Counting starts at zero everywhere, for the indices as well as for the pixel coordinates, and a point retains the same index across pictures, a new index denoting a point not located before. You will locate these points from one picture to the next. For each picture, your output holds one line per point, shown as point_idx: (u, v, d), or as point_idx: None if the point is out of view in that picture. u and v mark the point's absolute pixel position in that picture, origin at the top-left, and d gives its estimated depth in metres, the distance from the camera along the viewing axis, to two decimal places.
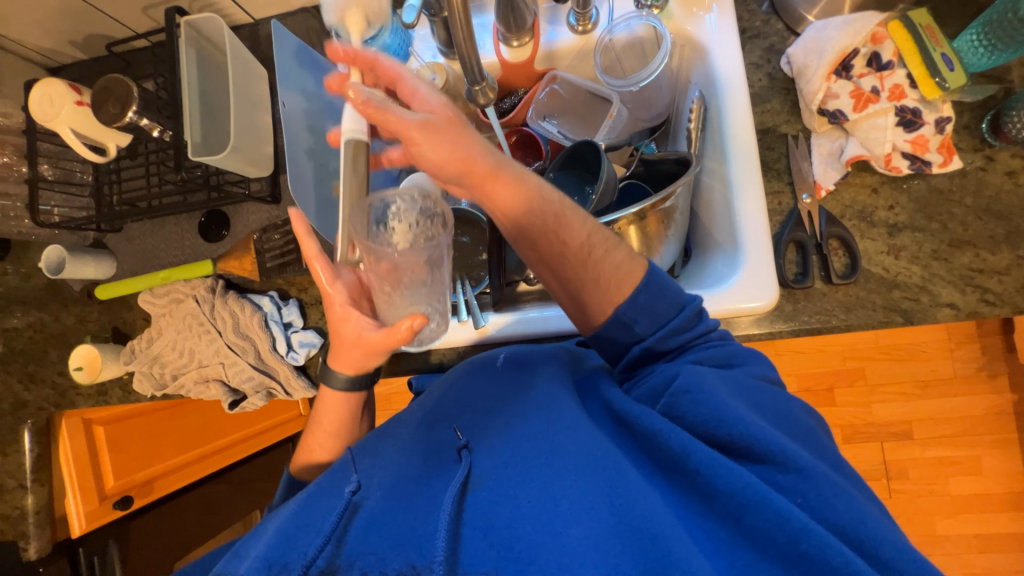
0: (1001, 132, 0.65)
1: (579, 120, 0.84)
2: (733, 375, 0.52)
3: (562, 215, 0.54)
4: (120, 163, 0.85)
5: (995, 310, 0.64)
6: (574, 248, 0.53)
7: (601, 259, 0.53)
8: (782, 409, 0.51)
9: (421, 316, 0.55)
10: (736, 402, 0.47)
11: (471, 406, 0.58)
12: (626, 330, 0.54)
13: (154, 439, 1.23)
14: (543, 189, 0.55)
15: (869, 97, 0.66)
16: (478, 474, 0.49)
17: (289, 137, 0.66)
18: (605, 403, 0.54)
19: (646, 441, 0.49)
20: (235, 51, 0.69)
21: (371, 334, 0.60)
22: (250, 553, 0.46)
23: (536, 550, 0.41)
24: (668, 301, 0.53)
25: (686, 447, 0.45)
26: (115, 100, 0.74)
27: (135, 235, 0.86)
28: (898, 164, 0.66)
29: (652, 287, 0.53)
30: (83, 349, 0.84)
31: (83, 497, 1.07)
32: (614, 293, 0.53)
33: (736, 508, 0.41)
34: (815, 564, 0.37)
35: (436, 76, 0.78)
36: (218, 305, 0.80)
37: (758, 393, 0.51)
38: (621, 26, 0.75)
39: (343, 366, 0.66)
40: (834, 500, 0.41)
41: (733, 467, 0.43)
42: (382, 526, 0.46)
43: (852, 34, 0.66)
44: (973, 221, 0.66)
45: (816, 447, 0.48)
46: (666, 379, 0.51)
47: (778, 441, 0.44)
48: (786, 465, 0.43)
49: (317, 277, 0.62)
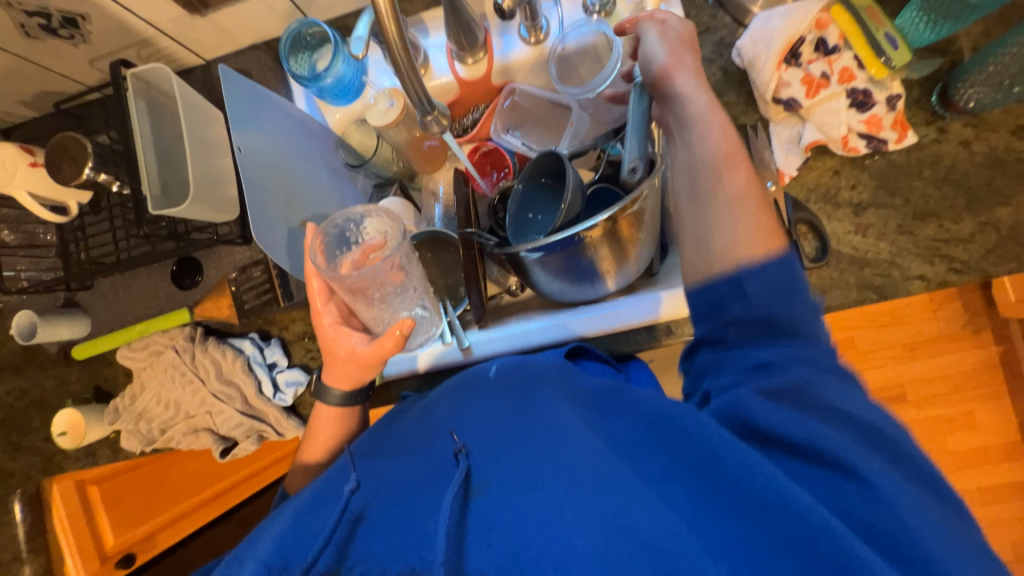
0: (950, 103, 0.66)
1: (541, 129, 0.87)
2: (798, 343, 0.46)
3: (733, 162, 0.54)
4: (83, 219, 0.83)
5: (965, 278, 0.66)
6: (731, 193, 0.52)
7: (753, 212, 0.51)
8: (843, 384, 0.44)
9: (410, 322, 0.60)
10: (791, 368, 0.44)
11: (476, 416, 0.56)
12: (736, 292, 0.48)
13: (151, 492, 1.18)
14: (727, 137, 0.55)
15: (820, 83, 0.67)
16: (480, 480, 0.48)
17: (247, 180, 0.66)
18: (628, 402, 0.52)
19: (675, 443, 0.45)
20: (184, 97, 0.68)
21: (363, 347, 0.63)
22: (250, 561, 0.48)
23: (540, 555, 0.41)
24: (798, 289, 0.47)
25: (722, 447, 0.42)
26: (70, 158, 0.74)
27: (108, 290, 0.85)
28: (855, 144, 0.67)
29: (786, 266, 0.48)
30: (65, 414, 0.82)
31: (83, 561, 1.07)
32: (758, 243, 0.49)
33: (757, 506, 0.39)
34: (832, 562, 0.36)
35: (394, 101, 0.77)
36: (199, 354, 0.80)
37: (819, 360, 0.45)
38: (573, 35, 0.76)
39: (340, 382, 0.66)
40: (854, 493, 0.39)
41: (766, 468, 0.40)
42: (384, 531, 0.48)
43: (796, 24, 0.67)
44: (933, 192, 0.68)
45: (871, 437, 0.42)
46: (721, 350, 0.49)
47: (813, 431, 0.41)
48: (825, 461, 0.41)
49: (312, 293, 0.66)
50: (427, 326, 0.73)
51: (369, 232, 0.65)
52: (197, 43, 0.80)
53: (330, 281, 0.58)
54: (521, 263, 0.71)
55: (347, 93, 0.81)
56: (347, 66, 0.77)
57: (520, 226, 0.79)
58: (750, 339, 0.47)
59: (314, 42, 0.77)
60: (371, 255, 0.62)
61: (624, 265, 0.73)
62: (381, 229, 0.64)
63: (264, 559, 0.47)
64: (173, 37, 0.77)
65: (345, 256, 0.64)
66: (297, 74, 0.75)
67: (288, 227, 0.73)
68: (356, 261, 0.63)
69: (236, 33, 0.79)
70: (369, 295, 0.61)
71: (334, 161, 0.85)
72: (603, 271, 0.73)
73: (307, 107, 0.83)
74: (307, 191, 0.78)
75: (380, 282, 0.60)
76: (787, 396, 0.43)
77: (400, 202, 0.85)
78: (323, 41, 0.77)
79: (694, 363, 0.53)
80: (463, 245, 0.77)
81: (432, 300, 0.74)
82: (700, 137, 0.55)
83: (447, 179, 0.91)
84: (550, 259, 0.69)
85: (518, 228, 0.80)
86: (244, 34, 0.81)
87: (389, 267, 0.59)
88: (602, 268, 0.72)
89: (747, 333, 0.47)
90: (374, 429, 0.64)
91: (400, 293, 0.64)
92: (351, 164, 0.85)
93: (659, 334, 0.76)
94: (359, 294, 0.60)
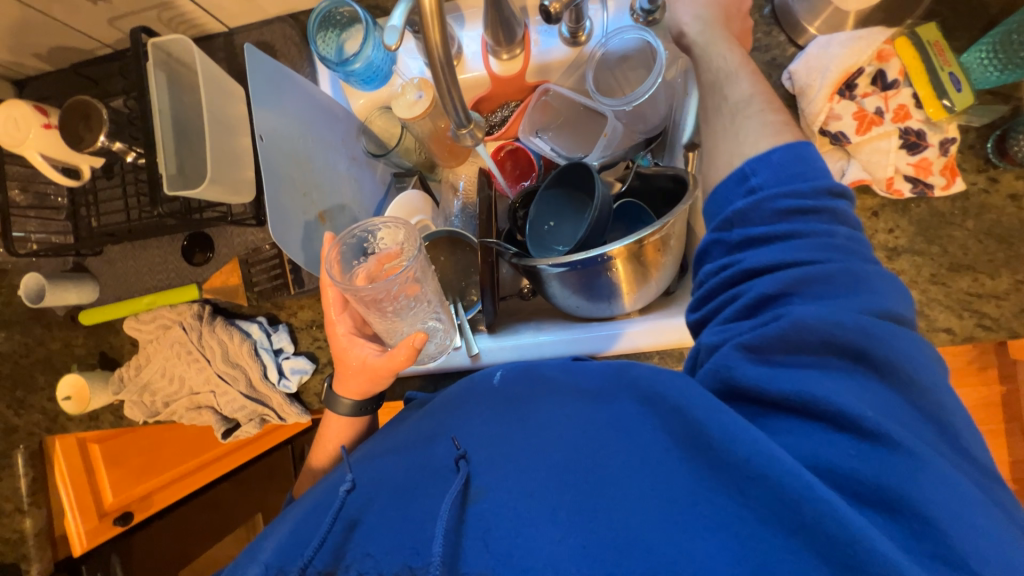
0: (1007, 153, 0.63)
1: (570, 134, 0.84)
2: (809, 242, 0.43)
3: (732, 76, 0.56)
4: (95, 183, 0.81)
5: (991, 335, 0.64)
6: (734, 101, 0.55)
7: (757, 115, 0.52)
8: (862, 296, 0.41)
9: (422, 335, 0.59)
10: (797, 306, 0.41)
11: (478, 419, 0.55)
12: (741, 188, 0.49)
13: (150, 453, 1.24)
14: (725, 52, 0.58)
15: (873, 119, 0.63)
16: (479, 484, 0.47)
17: (266, 168, 0.63)
18: (629, 381, 0.50)
19: (671, 417, 0.44)
20: (206, 71, 0.65)
21: (375, 359, 0.62)
22: (261, 557, 0.50)
23: (532, 553, 0.40)
24: (809, 175, 0.46)
25: (701, 412, 0.40)
26: (85, 122, 0.71)
27: (117, 258, 0.84)
28: (900, 187, 0.64)
29: (793, 150, 0.47)
30: (71, 379, 0.83)
31: (83, 516, 1.09)
32: (767, 138, 0.49)
33: (744, 479, 0.37)
34: (814, 535, 0.34)
35: (422, 94, 0.74)
36: (206, 334, 0.78)
37: (857, 274, 0.42)
38: (616, 40, 0.72)
39: (349, 392, 0.66)
40: (846, 446, 0.36)
41: (754, 433, 0.38)
42: (381, 531, 0.47)
43: (857, 53, 0.63)
44: (973, 243, 0.65)
45: (898, 413, 0.37)
46: (727, 261, 0.47)
47: (813, 386, 0.38)
48: (821, 416, 0.37)
49: (326, 302, 0.66)
50: (443, 329, 0.71)
51: (387, 242, 0.65)
52: (221, 10, 0.75)
53: (344, 292, 0.56)
54: (539, 275, 0.70)
55: (374, 79, 0.77)
56: (376, 51, 0.73)
57: (538, 235, 0.77)
58: (758, 243, 0.46)
59: (344, 21, 0.74)
60: (387, 265, 0.64)
61: (644, 287, 0.72)
62: (397, 238, 0.64)
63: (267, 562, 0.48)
64: (197, 2, 0.73)
65: (360, 266, 0.65)
66: (324, 56, 0.71)
67: (303, 216, 0.71)
68: (372, 272, 0.64)
69: (263, 3, 0.75)
70: (382, 307, 0.60)
71: (354, 148, 0.83)
72: (620, 291, 0.71)
73: (332, 90, 0.82)
74: (324, 179, 0.75)
75: (394, 295, 0.58)
76: (788, 342, 0.40)
77: (420, 195, 0.84)
78: (354, 21, 0.74)
79: (700, 283, 0.51)
80: (482, 252, 0.74)
81: (446, 307, 0.73)
82: (702, 64, 0.60)
83: (469, 175, 0.87)
84: (569, 276, 0.67)
85: (535, 238, 0.78)
86: (270, 5, 0.76)
87: (405, 280, 0.58)
88: (619, 289, 0.70)
89: (751, 239, 0.46)
90: (382, 432, 0.64)
91: (415, 306, 0.64)
92: (373, 153, 0.83)
93: (670, 361, 0.73)
94: (374, 305, 0.59)
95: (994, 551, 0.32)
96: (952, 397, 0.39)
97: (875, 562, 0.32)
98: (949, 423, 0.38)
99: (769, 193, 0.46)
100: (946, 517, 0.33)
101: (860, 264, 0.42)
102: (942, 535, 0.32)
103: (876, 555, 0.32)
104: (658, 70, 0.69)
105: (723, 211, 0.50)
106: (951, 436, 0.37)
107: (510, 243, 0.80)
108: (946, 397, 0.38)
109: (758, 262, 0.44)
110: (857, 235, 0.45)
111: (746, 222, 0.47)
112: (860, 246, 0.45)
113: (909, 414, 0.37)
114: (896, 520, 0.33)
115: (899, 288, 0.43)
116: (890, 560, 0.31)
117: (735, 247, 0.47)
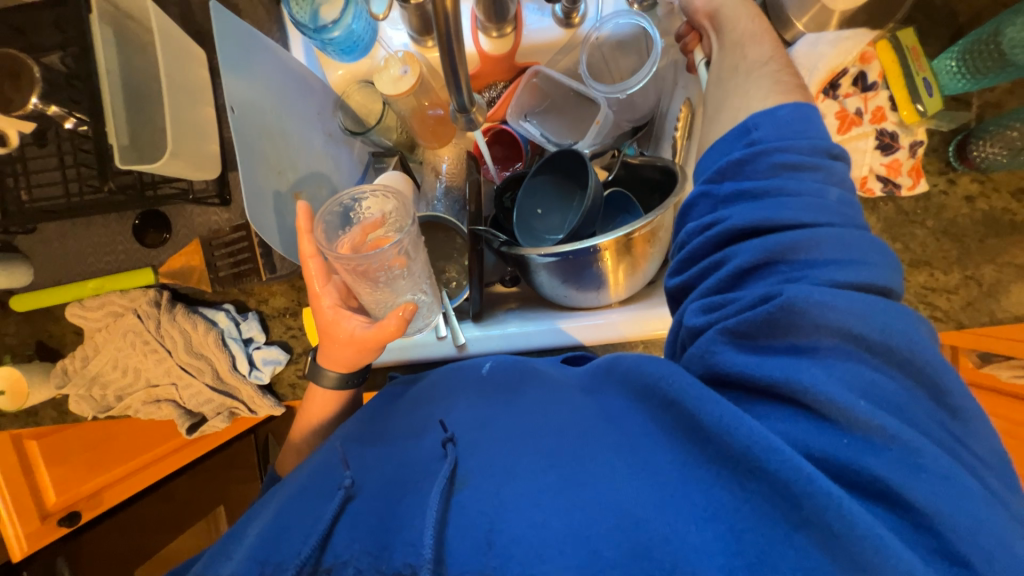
0: (966, 158, 0.68)
1: (558, 118, 0.82)
2: (796, 202, 0.44)
3: (753, 37, 0.57)
4: (24, 150, 0.71)
5: (942, 326, 0.70)
6: (751, 61, 0.55)
7: (765, 74, 0.53)
8: (853, 265, 0.42)
9: (412, 306, 0.56)
10: (792, 287, 0.41)
11: (471, 410, 0.53)
12: (741, 140, 0.49)
13: (98, 447, 1.13)
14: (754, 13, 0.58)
15: (854, 119, 0.67)
16: (463, 472, 0.45)
17: (239, 143, 0.57)
18: (619, 373, 0.51)
19: (666, 403, 0.44)
20: (162, 27, 0.57)
21: (360, 329, 0.58)
22: (234, 558, 0.45)
23: (515, 542, 0.38)
24: (810, 134, 0.47)
25: (693, 400, 0.41)
26: (14, 81, 0.63)
27: (54, 237, 0.75)
28: (872, 186, 0.68)
29: (801, 112, 0.48)
30: (3, 372, 0.74)
31: (20, 518, 1.01)
32: (772, 96, 0.50)
33: (743, 471, 0.38)
34: (819, 529, 0.34)
35: (407, 69, 0.70)
36: (165, 323, 0.72)
37: (847, 242, 0.43)
38: (610, 24, 0.70)
39: (334, 364, 0.62)
40: (838, 437, 0.37)
41: (746, 420, 0.39)
42: (363, 525, 0.44)
43: (844, 53, 0.65)
44: (931, 242, 0.70)
45: (889, 406, 0.38)
46: (712, 218, 0.48)
47: (801, 373, 0.39)
48: (807, 405, 0.38)
49: (308, 276, 0.60)
50: (426, 310, 0.69)
51: (374, 210, 0.62)
52: None
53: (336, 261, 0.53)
54: (527, 264, 0.69)
55: (355, 49, 0.72)
56: (357, 19, 0.69)
57: (527, 221, 0.76)
58: (744, 198, 0.47)
59: None
60: (371, 235, 0.60)
61: (633, 277, 0.72)
62: (384, 207, 0.62)
63: (247, 558, 0.44)
64: None
65: (345, 236, 0.61)
66: (300, 21, 0.64)
67: (275, 191, 0.64)
68: (357, 242, 0.60)
69: None
70: (377, 277, 0.57)
71: (331, 124, 0.77)
72: (611, 281, 0.71)
73: (306, 58, 0.76)
74: (299, 152, 0.69)
75: (387, 265, 0.56)
76: (774, 325, 0.41)
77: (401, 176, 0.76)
78: None
79: (682, 244, 0.52)
80: (471, 240, 0.71)
81: (432, 283, 0.70)
82: (728, 28, 0.59)
83: (452, 157, 0.84)
84: (558, 266, 0.67)
85: (525, 223, 0.76)
86: None
87: (402, 249, 0.56)
88: (611, 278, 0.70)
89: (742, 192, 0.47)
90: (363, 412, 0.62)
91: (406, 280, 0.61)
92: (351, 131, 0.76)
93: (655, 350, 0.75)
94: (364, 277, 0.56)
95: (990, 541, 0.33)
96: (940, 383, 0.40)
97: (886, 562, 0.32)
98: (935, 407, 0.39)
99: (770, 146, 0.47)
100: (932, 501, 0.34)
101: (850, 231, 0.44)
102: (939, 529, 0.33)
103: (886, 554, 0.32)
104: (654, 60, 0.68)
105: (717, 162, 0.50)
106: (936, 423, 0.39)
107: (496, 229, 0.79)
108: (941, 373, 0.39)
109: (745, 221, 0.45)
110: (848, 197, 0.46)
111: (740, 174, 0.48)
112: (850, 208, 0.46)
113: (899, 403, 0.38)
114: (892, 512, 0.35)
115: (889, 266, 0.44)
116: (896, 555, 0.32)
117: (723, 201, 0.48)
